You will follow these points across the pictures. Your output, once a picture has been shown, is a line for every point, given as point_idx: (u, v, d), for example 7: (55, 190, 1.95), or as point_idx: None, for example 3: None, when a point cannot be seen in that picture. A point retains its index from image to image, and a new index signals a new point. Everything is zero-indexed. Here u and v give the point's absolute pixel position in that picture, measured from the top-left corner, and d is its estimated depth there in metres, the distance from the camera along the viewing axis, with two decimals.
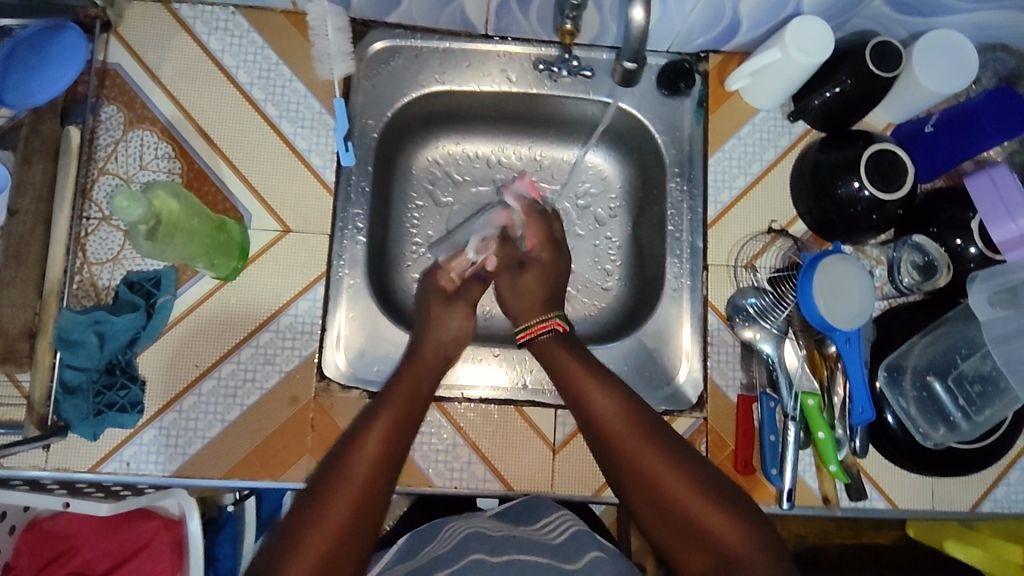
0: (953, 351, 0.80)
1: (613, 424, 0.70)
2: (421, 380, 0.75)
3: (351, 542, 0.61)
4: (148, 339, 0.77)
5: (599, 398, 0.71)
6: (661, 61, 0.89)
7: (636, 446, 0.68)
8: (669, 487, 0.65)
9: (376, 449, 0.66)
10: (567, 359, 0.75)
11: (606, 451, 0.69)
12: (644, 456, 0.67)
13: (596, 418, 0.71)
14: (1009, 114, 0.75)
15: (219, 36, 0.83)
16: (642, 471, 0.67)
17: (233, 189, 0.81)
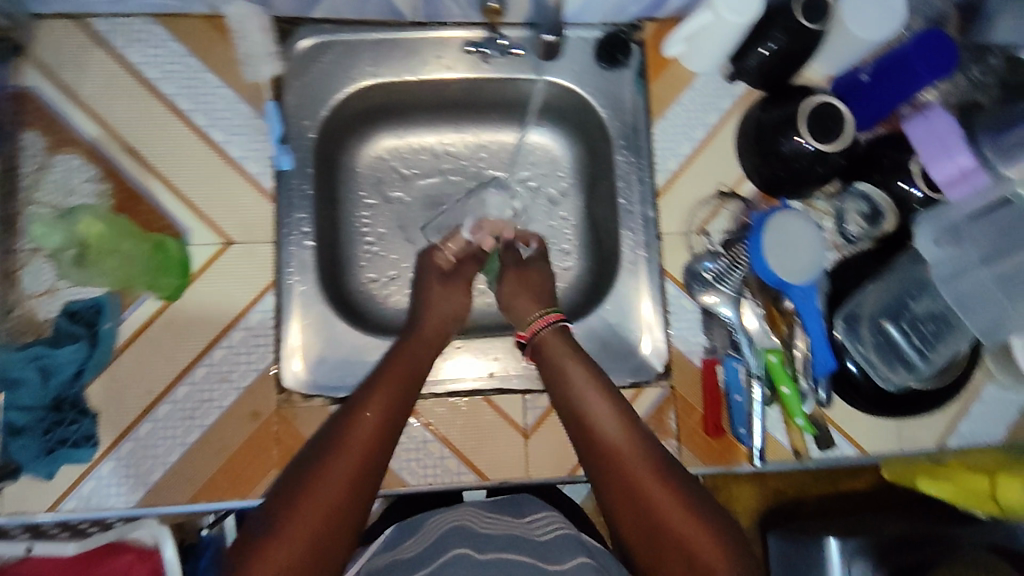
0: (905, 293, 0.82)
1: (618, 442, 0.67)
2: (415, 360, 0.74)
3: (343, 519, 0.60)
4: (95, 368, 0.74)
5: (607, 414, 0.69)
6: (597, 34, 0.88)
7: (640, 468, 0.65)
8: (664, 514, 0.62)
9: (372, 423, 0.65)
10: (580, 371, 0.72)
11: (603, 472, 0.66)
12: (646, 480, 0.64)
13: (598, 438, 0.67)
14: (939, 55, 0.76)
15: (139, 48, 0.80)
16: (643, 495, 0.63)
17: (169, 206, 0.78)
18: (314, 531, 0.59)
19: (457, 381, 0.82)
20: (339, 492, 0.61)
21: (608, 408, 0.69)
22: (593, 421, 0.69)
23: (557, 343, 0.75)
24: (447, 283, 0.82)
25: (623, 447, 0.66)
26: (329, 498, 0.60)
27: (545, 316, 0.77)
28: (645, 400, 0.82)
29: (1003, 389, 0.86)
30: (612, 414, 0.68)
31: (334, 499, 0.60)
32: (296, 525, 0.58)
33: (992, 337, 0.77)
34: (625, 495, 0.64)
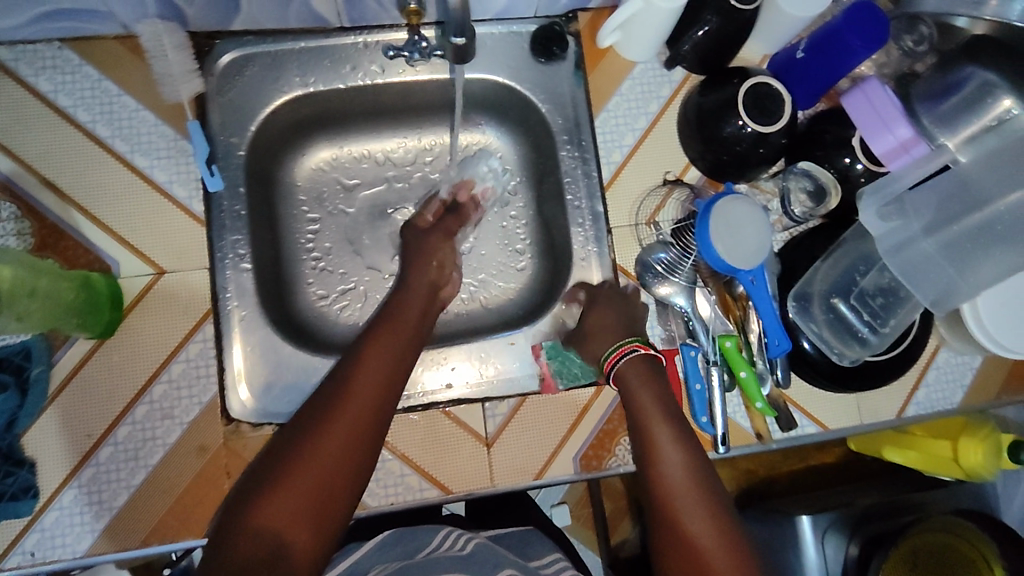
0: (854, 268, 0.81)
1: (680, 480, 0.64)
2: (409, 309, 0.74)
3: (353, 464, 0.58)
4: (29, 417, 0.71)
5: (673, 449, 0.66)
6: (531, 28, 0.86)
7: (693, 509, 0.62)
8: (702, 547, 0.60)
9: (380, 372, 0.65)
10: (652, 400, 0.71)
11: (656, 507, 0.64)
12: (691, 516, 0.62)
13: (660, 471, 0.65)
14: (870, 28, 0.75)
15: (49, 76, 0.76)
16: (689, 536, 0.61)
17: (94, 240, 0.74)
18: (325, 476, 0.57)
19: (414, 395, 0.81)
20: (351, 438, 0.59)
21: (675, 445, 0.67)
22: (660, 450, 0.67)
23: (637, 373, 0.73)
24: (427, 236, 0.83)
25: (683, 485, 0.64)
26: (340, 441, 0.59)
27: (620, 346, 0.75)
28: (607, 397, 0.80)
29: (958, 354, 0.87)
30: (678, 452, 0.66)
31: (343, 442, 0.59)
32: (304, 469, 0.56)
33: (942, 304, 0.76)
34: (671, 535, 0.62)
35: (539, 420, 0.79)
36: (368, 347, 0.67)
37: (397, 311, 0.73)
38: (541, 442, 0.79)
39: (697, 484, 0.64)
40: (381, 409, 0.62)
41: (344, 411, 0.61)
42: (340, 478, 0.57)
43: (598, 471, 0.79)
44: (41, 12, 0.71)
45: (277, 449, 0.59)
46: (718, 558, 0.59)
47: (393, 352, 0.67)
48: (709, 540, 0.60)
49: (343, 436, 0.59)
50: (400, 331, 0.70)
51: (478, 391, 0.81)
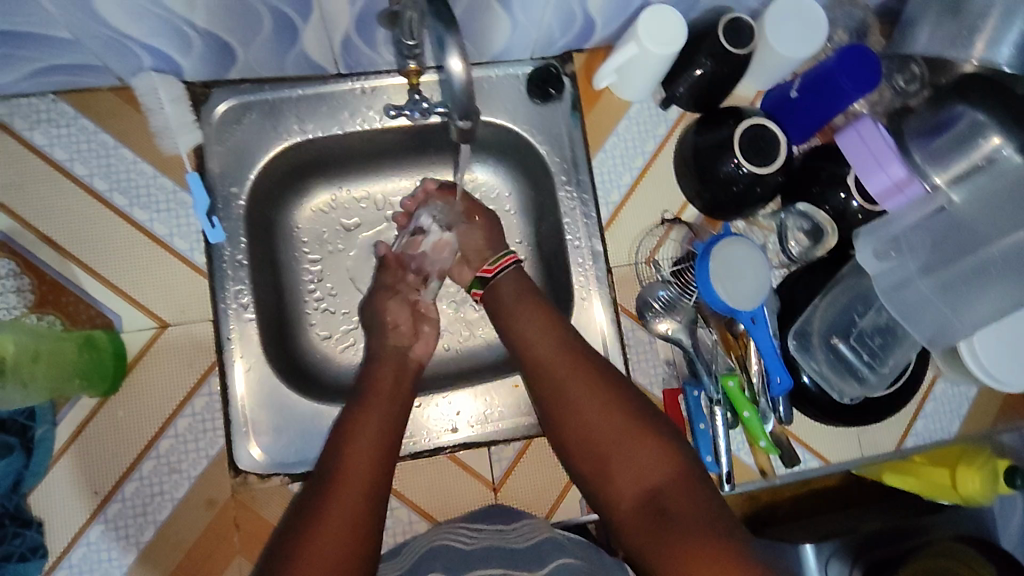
0: (852, 308, 0.82)
1: (547, 360, 0.74)
2: (382, 382, 0.75)
3: (359, 527, 0.62)
4: (35, 476, 0.70)
5: (543, 334, 0.75)
6: (527, 69, 0.86)
7: (574, 384, 0.72)
8: (574, 402, 0.71)
9: (371, 426, 0.69)
10: (513, 295, 0.78)
11: (544, 393, 0.73)
12: (565, 380, 0.72)
13: (539, 359, 0.74)
14: (863, 71, 0.76)
15: (44, 129, 0.76)
16: (579, 409, 0.71)
17: (96, 295, 0.74)
18: (345, 536, 0.61)
19: (421, 438, 0.81)
20: (355, 502, 0.64)
21: (544, 329, 0.75)
22: (532, 340, 0.75)
23: (519, 280, 0.79)
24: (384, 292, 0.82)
25: (560, 365, 0.73)
26: (344, 509, 0.63)
27: (501, 260, 0.81)
28: None
29: (954, 384, 0.89)
30: (546, 335, 0.75)
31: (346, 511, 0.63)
32: (320, 535, 0.61)
33: (938, 342, 0.78)
34: (567, 413, 0.71)
35: (545, 463, 0.81)
36: (361, 404, 0.71)
37: (379, 368, 0.76)
38: (549, 482, 0.80)
39: (565, 358, 0.73)
40: (378, 470, 0.67)
41: (344, 480, 0.65)
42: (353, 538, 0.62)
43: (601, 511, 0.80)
44: (36, 68, 0.70)
45: (292, 523, 0.64)
46: (602, 415, 0.70)
47: (382, 408, 0.72)
48: (595, 411, 0.70)
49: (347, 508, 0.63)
50: (387, 382, 0.75)
51: (485, 432, 0.81)
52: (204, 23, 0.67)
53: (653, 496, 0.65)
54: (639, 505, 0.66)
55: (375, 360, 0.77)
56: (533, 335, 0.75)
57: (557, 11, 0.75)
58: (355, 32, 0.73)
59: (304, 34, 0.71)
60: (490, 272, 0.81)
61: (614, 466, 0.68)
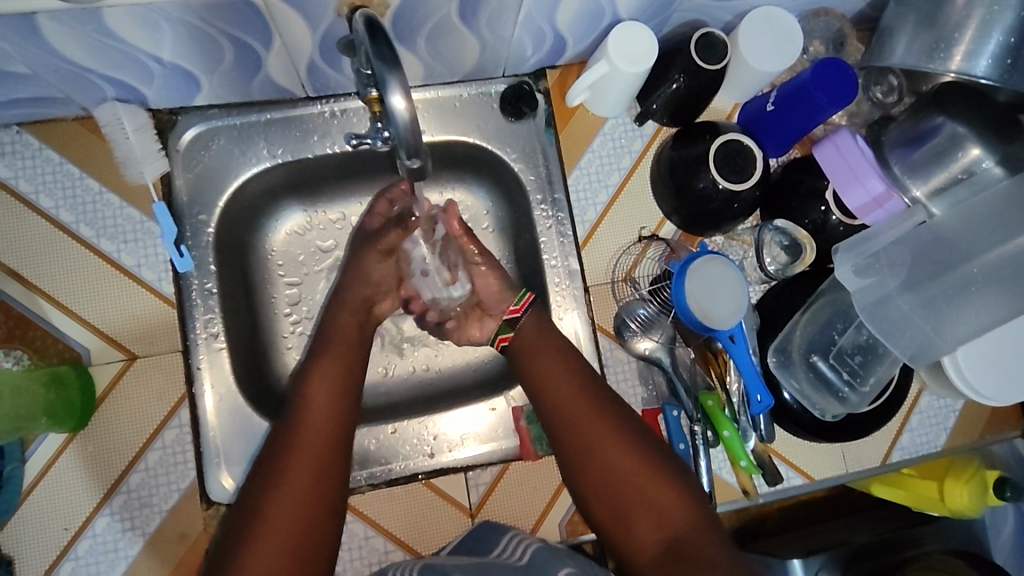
0: (830, 326, 0.80)
1: (566, 394, 0.70)
2: (349, 333, 0.75)
3: (320, 544, 0.59)
4: (3, 515, 0.69)
5: (563, 373, 0.71)
6: (501, 87, 0.85)
7: (595, 427, 0.68)
8: (597, 441, 0.67)
9: (317, 440, 0.63)
10: (529, 330, 0.74)
11: (564, 435, 0.69)
12: (588, 417, 0.68)
13: (557, 394, 0.70)
14: (838, 84, 0.74)
15: (8, 161, 0.75)
16: (602, 453, 0.67)
17: (64, 328, 0.74)
18: (293, 527, 0.58)
19: (397, 464, 0.80)
20: (312, 523, 0.59)
21: (561, 366, 0.71)
22: (550, 377, 0.71)
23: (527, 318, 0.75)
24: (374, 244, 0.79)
25: (580, 406, 0.69)
26: (295, 503, 0.59)
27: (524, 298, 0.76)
28: None
29: (940, 397, 0.87)
30: (564, 371, 0.71)
31: (299, 504, 0.59)
32: (261, 538, 0.57)
33: (921, 358, 0.75)
34: (589, 457, 0.67)
35: (521, 487, 0.79)
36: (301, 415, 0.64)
37: (324, 357, 0.70)
38: (528, 505, 0.79)
39: (585, 395, 0.70)
40: (336, 485, 0.62)
41: (293, 475, 0.60)
42: (312, 545, 0.58)
43: (580, 537, 0.79)
44: None
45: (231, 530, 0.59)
46: (624, 458, 0.66)
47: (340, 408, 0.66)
48: (618, 453, 0.66)
49: (299, 495, 0.60)
50: (336, 376, 0.68)
51: (462, 457, 0.80)
52: (167, 56, 0.66)
53: (674, 546, 0.62)
54: (660, 555, 0.62)
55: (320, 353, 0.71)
56: (553, 375, 0.71)
57: (527, 29, 0.74)
58: (319, 56, 0.71)
59: (267, 60, 0.70)
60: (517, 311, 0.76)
61: (633, 513, 0.65)
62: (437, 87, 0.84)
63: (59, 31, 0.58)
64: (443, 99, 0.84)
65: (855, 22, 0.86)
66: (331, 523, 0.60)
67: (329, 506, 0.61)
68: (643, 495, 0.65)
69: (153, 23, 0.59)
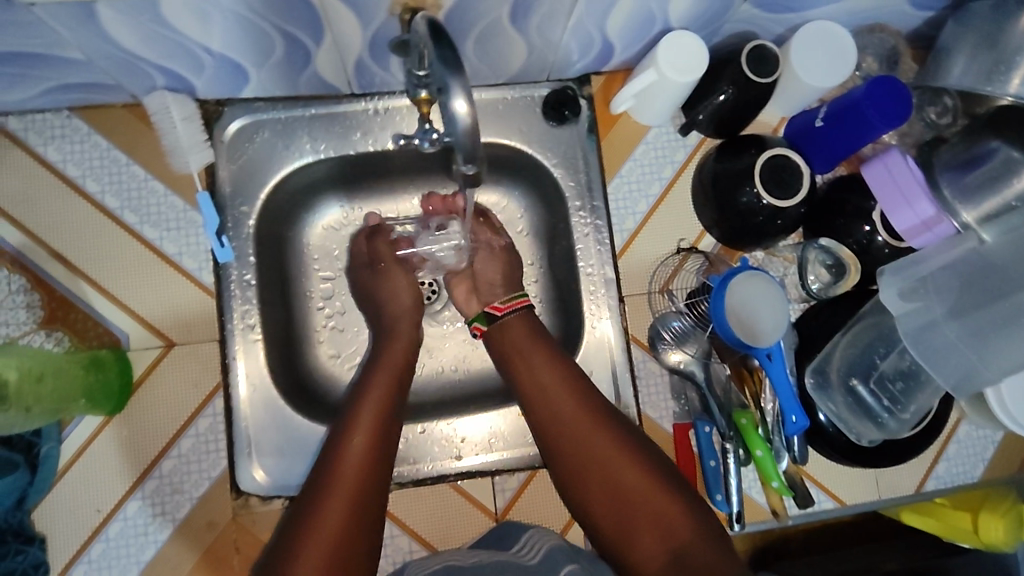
0: (872, 350, 0.78)
1: (563, 406, 0.69)
2: (399, 354, 0.75)
3: (361, 546, 0.59)
4: (38, 494, 0.71)
5: (558, 384, 0.71)
6: (544, 91, 0.85)
7: (595, 438, 0.67)
8: (596, 451, 0.66)
9: (363, 451, 0.64)
10: (524, 340, 0.74)
11: (562, 447, 0.68)
12: (585, 428, 0.68)
13: (553, 405, 0.70)
14: (891, 103, 0.72)
15: (58, 145, 0.76)
16: (601, 464, 0.66)
17: (104, 312, 0.75)
18: (343, 530, 0.59)
19: (424, 465, 0.80)
20: (355, 528, 0.59)
21: (555, 378, 0.71)
22: (547, 390, 0.71)
23: (520, 327, 0.76)
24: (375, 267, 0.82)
25: (578, 418, 0.68)
26: (333, 526, 0.59)
27: (511, 300, 0.78)
28: None
29: (978, 427, 0.85)
30: (560, 382, 0.71)
31: (334, 528, 0.59)
32: (315, 541, 0.57)
33: (962, 389, 0.73)
34: (589, 468, 0.66)
35: (549, 494, 0.79)
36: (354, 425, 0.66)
37: (369, 387, 0.70)
38: (556, 511, 0.79)
39: (582, 406, 0.69)
40: (364, 505, 0.61)
41: (338, 491, 0.61)
42: (352, 551, 0.58)
43: None
44: (50, 86, 0.71)
45: (283, 537, 0.59)
46: (624, 468, 0.65)
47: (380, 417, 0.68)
48: (617, 462, 0.65)
49: (337, 520, 0.59)
50: (377, 402, 0.68)
51: (489, 461, 0.80)
52: (217, 46, 0.66)
53: (681, 556, 0.59)
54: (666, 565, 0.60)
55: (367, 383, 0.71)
56: (549, 388, 0.71)
57: (577, 34, 0.73)
58: (368, 54, 0.71)
59: (316, 55, 0.70)
60: (500, 311, 0.77)
61: (636, 524, 0.62)
62: (482, 89, 0.83)
63: (116, 18, 0.58)
64: (487, 101, 0.84)
65: (909, 39, 0.85)
66: (364, 550, 0.59)
67: (364, 528, 0.60)
68: (646, 504, 0.63)
69: (207, 14, 0.60)
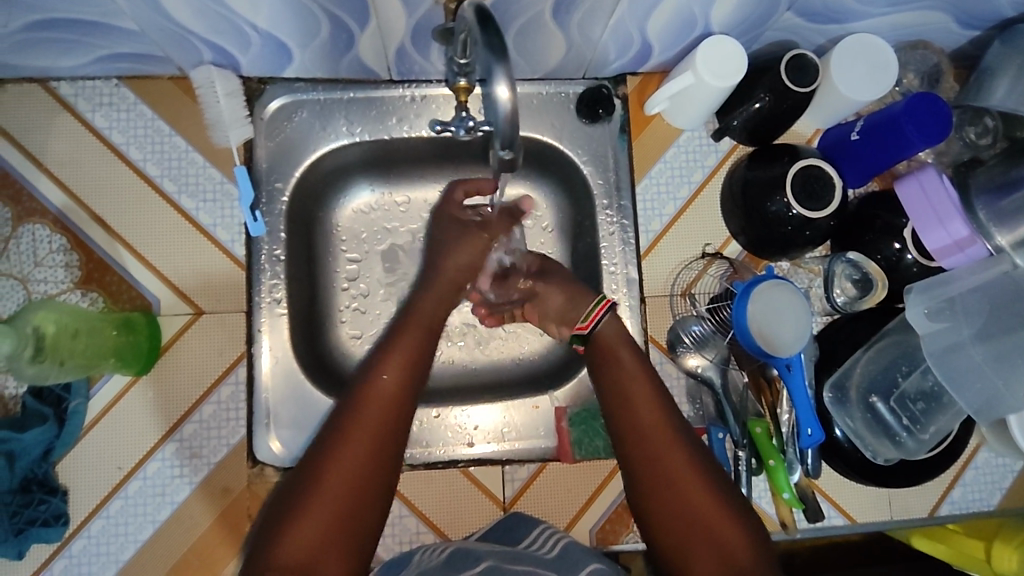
0: (894, 368, 0.78)
1: (643, 407, 0.69)
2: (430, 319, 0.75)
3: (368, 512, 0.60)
4: (64, 447, 0.73)
5: (637, 385, 0.70)
6: (580, 89, 0.85)
7: (665, 445, 0.66)
8: (663, 458, 0.66)
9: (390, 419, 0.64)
10: (615, 341, 0.74)
11: (631, 449, 0.68)
12: (655, 433, 0.67)
13: (630, 405, 0.69)
14: (931, 120, 0.72)
15: (105, 112, 0.78)
16: (665, 474, 0.65)
17: (138, 276, 0.77)
18: (356, 481, 0.60)
19: (436, 449, 0.80)
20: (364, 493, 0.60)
21: (640, 381, 0.71)
22: (624, 389, 0.70)
23: (613, 331, 0.75)
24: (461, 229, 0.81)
25: (653, 427, 0.68)
26: (326, 530, 0.58)
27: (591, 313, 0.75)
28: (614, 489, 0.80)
29: (998, 455, 0.84)
30: (638, 384, 0.70)
31: (314, 538, 0.57)
32: (321, 499, 0.59)
33: (986, 415, 0.72)
34: (654, 475, 0.65)
35: (557, 488, 0.80)
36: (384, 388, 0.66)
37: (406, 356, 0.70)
38: (563, 504, 0.79)
39: (656, 410, 0.69)
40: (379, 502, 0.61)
41: (356, 447, 0.62)
42: (361, 515, 0.60)
43: (611, 546, 0.79)
44: (102, 55, 0.73)
45: (292, 487, 0.61)
46: (683, 480, 0.65)
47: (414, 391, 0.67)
48: (681, 472, 0.65)
49: (313, 539, 0.57)
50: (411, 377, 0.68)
51: (500, 450, 0.81)
52: (263, 24, 0.68)
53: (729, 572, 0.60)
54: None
55: (383, 368, 0.68)
56: (627, 383, 0.71)
57: (616, 33, 0.74)
58: (410, 40, 0.73)
59: (359, 40, 0.72)
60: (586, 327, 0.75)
61: (688, 538, 0.62)
62: (519, 83, 0.84)
63: None
64: (523, 94, 0.84)
65: (952, 58, 0.84)
66: (371, 517, 0.60)
67: (357, 544, 0.59)
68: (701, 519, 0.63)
69: None
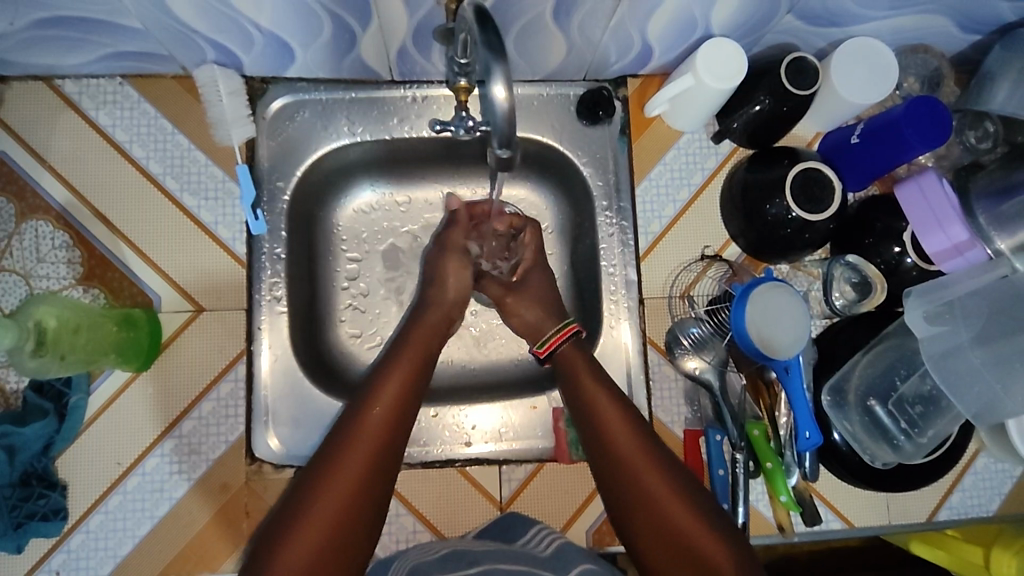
0: (892, 372, 0.78)
1: (617, 429, 0.68)
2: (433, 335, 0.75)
3: (361, 522, 0.60)
4: (64, 441, 0.74)
5: (609, 409, 0.70)
6: (580, 90, 0.85)
7: (644, 469, 0.66)
8: (644, 481, 0.65)
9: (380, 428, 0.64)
10: (584, 365, 0.74)
11: (611, 473, 0.67)
12: (634, 456, 0.67)
13: (604, 428, 0.69)
14: (930, 125, 0.72)
15: (109, 110, 0.79)
16: (647, 497, 0.65)
17: (140, 273, 0.78)
18: (352, 490, 0.60)
19: (434, 448, 0.81)
20: (358, 502, 0.60)
21: (613, 405, 0.70)
22: (598, 412, 0.70)
23: (574, 356, 0.75)
24: (448, 237, 0.82)
25: (630, 449, 0.67)
26: (321, 541, 0.58)
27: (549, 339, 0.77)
28: None
29: (998, 460, 0.83)
30: (611, 407, 0.70)
31: (310, 548, 0.57)
32: (318, 506, 0.59)
33: (985, 419, 0.71)
34: (636, 499, 0.65)
35: (554, 489, 0.80)
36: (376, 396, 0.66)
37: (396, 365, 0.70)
38: (559, 505, 0.79)
39: (631, 433, 0.68)
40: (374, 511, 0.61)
41: (349, 457, 0.61)
42: (354, 526, 0.60)
43: (607, 548, 0.79)
44: (106, 53, 0.74)
45: (297, 489, 0.61)
46: (666, 500, 0.64)
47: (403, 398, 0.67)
48: (662, 494, 0.64)
49: (307, 551, 0.57)
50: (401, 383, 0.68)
51: (498, 450, 0.81)
52: (266, 24, 0.68)
53: None
54: None
55: (376, 378, 0.68)
56: (599, 406, 0.70)
57: (616, 35, 0.74)
58: (411, 41, 0.73)
59: (361, 39, 0.72)
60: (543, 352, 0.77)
61: (677, 557, 0.62)
62: (520, 84, 0.85)
63: None
64: (524, 96, 0.85)
65: (954, 62, 0.84)
66: (364, 528, 0.60)
67: (350, 556, 0.59)
68: (688, 538, 0.62)
69: None
